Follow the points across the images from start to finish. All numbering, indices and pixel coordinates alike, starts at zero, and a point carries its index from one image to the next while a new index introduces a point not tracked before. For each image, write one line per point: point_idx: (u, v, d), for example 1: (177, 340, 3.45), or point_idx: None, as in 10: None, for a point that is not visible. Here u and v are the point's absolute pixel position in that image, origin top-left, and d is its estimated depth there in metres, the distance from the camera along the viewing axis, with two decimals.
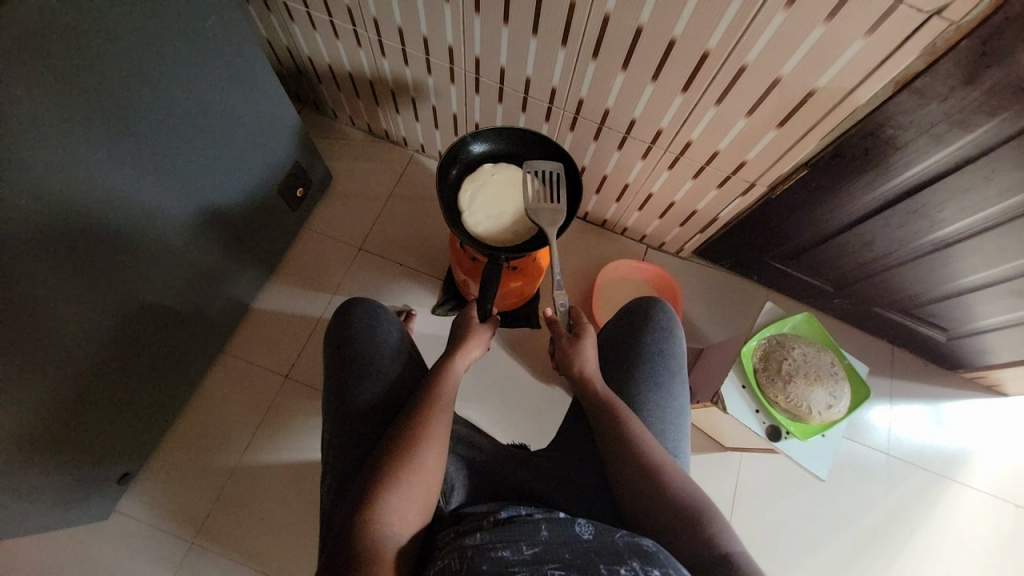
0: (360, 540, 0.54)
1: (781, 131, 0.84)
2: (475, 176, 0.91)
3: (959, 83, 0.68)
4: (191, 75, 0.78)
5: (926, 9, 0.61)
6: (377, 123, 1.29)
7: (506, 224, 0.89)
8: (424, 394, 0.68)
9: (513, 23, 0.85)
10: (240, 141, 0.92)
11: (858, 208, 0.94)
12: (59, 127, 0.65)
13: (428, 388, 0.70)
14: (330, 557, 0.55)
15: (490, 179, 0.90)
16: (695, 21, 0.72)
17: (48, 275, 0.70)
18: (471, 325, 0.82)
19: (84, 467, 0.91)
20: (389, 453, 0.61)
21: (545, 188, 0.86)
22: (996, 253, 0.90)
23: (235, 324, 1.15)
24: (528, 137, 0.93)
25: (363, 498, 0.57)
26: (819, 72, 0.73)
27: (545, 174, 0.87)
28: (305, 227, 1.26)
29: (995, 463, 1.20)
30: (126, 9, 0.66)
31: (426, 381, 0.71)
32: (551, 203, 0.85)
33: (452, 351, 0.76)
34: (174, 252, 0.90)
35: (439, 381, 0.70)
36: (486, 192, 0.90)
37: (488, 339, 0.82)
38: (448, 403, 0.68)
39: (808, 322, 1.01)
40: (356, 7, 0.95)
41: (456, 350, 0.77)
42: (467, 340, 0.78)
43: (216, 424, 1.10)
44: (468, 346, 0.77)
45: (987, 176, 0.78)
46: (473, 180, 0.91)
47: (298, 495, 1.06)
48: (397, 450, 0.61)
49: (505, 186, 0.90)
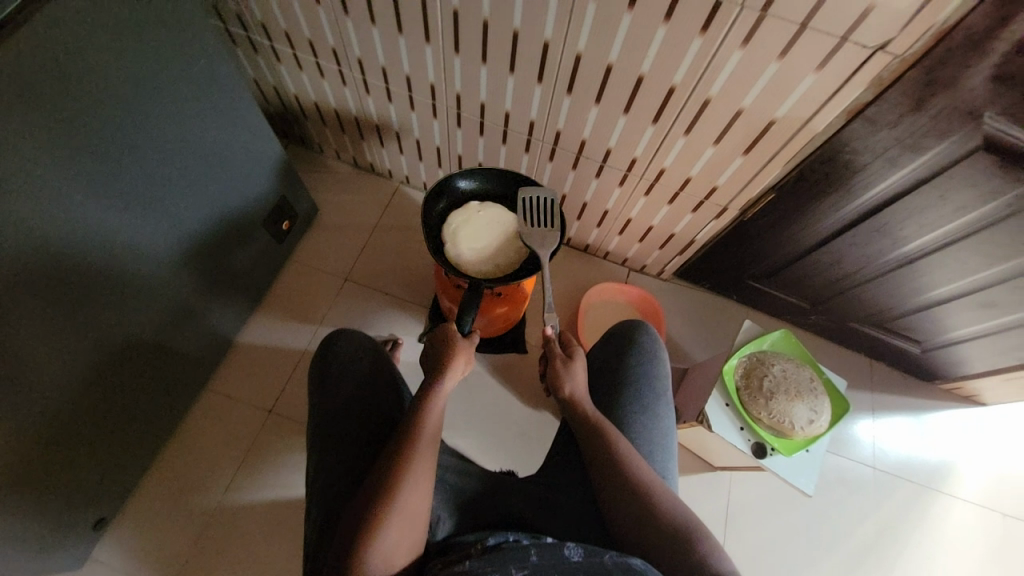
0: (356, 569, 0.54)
1: (747, 157, 0.89)
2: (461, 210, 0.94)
3: (906, 110, 0.73)
4: (178, 116, 0.81)
5: (869, 45, 0.66)
6: (362, 156, 1.32)
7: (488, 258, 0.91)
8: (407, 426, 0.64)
9: (490, 62, 0.89)
10: (225, 175, 0.95)
11: (826, 227, 0.99)
12: (43, 165, 0.67)
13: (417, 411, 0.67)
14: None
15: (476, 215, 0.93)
16: (660, 59, 0.77)
17: (26, 309, 0.70)
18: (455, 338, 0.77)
19: (58, 513, 0.88)
20: (374, 492, 0.58)
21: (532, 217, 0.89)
22: (959, 267, 0.95)
23: (218, 359, 1.14)
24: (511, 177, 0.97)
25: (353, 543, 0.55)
26: (778, 103, 0.78)
27: (543, 201, 0.90)
28: (290, 260, 1.27)
29: (978, 472, 1.22)
30: (111, 56, 0.69)
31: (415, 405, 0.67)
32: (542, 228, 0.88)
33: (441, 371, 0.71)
34: (155, 287, 0.90)
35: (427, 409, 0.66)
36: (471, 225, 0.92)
37: (472, 353, 0.77)
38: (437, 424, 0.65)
39: (785, 338, 1.03)
40: (340, 48, 0.99)
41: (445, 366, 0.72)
42: (455, 356, 0.73)
43: (198, 463, 1.07)
44: (456, 362, 0.73)
45: (942, 195, 0.83)
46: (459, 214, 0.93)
47: (283, 535, 1.03)
48: (382, 488, 0.59)
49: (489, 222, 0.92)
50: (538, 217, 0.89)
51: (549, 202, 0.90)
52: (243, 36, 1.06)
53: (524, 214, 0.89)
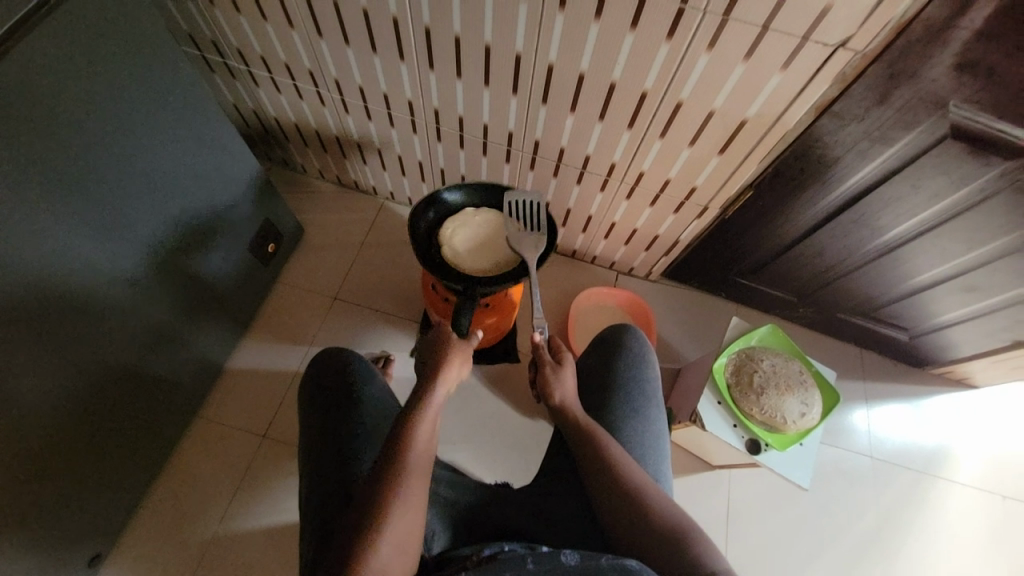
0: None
1: (723, 157, 0.90)
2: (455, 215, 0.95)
3: (873, 103, 0.75)
4: (156, 143, 0.81)
5: (830, 43, 0.68)
6: (346, 174, 1.33)
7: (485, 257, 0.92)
8: (398, 437, 0.63)
9: (465, 77, 0.90)
10: (207, 200, 0.95)
11: (806, 221, 1.00)
12: (22, 198, 0.67)
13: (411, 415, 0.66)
14: None
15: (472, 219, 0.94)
16: (630, 65, 0.78)
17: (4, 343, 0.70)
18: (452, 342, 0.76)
19: (51, 551, 0.86)
20: (363, 511, 0.57)
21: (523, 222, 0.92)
22: (939, 253, 0.96)
23: (208, 385, 1.13)
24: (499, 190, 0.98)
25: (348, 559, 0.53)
26: (748, 102, 0.79)
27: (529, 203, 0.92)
28: (278, 282, 1.27)
29: (975, 456, 1.22)
30: (85, 89, 0.69)
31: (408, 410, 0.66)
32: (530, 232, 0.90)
33: (434, 376, 0.70)
34: (140, 316, 0.90)
35: (425, 419, 0.65)
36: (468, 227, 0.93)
37: (467, 358, 0.76)
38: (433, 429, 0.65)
39: (773, 333, 1.04)
40: (317, 70, 1.00)
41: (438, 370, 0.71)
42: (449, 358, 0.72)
43: (192, 492, 1.06)
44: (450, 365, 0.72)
45: (915, 184, 0.84)
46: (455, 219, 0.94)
47: (281, 560, 1.02)
48: (377, 501, 0.57)
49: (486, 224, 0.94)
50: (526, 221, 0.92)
51: (534, 205, 0.92)
52: (220, 62, 1.07)
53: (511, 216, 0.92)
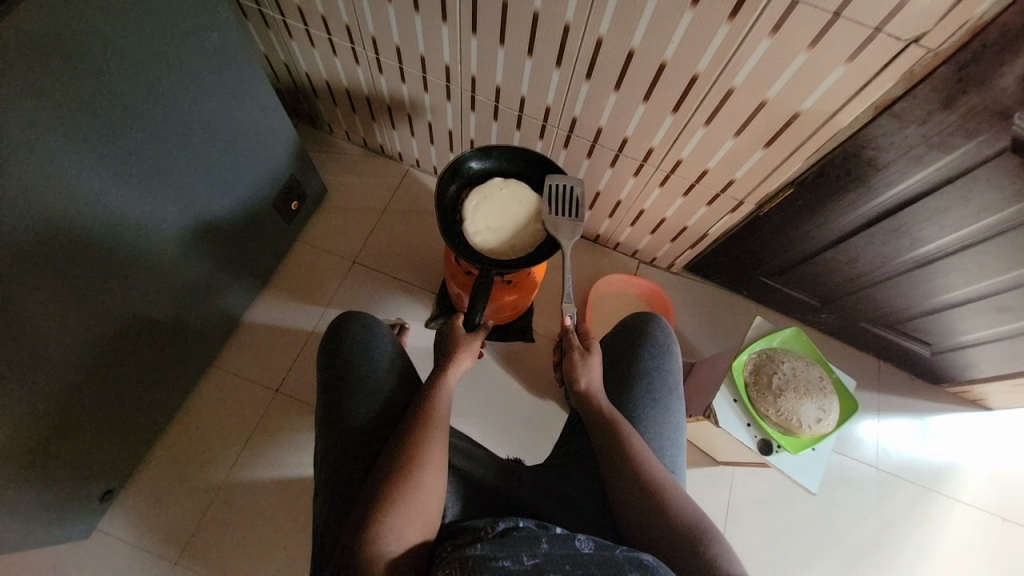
0: (364, 548, 0.56)
1: (768, 150, 0.87)
2: (481, 188, 0.92)
3: (937, 107, 0.71)
4: (191, 92, 0.80)
5: (904, 38, 0.64)
6: (373, 137, 1.31)
7: (506, 237, 0.90)
8: (417, 423, 0.67)
9: (509, 44, 0.87)
10: (236, 152, 0.94)
11: (842, 225, 0.97)
12: (37, 133, 0.65)
13: (424, 404, 0.71)
14: (340, 561, 0.57)
15: (499, 190, 0.92)
16: (683, 46, 0.75)
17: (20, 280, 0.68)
18: (461, 337, 0.81)
19: (69, 481, 0.89)
20: (382, 487, 0.61)
21: (556, 201, 0.88)
22: (977, 271, 0.93)
23: (225, 337, 1.14)
24: (523, 155, 0.95)
25: (363, 529, 0.58)
26: (804, 95, 0.76)
27: (567, 188, 0.89)
28: (299, 240, 1.26)
29: (982, 477, 1.21)
30: (124, 26, 0.68)
31: (423, 401, 0.71)
32: (566, 216, 0.87)
33: (444, 366, 0.76)
34: (165, 264, 0.90)
35: (433, 409, 0.69)
36: (491, 204, 0.91)
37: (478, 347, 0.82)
38: (444, 417, 0.69)
39: (796, 336, 1.03)
40: (355, 25, 0.97)
41: (447, 362, 0.77)
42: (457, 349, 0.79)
43: (204, 440, 1.08)
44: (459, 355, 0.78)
45: (965, 197, 0.81)
46: (480, 193, 0.92)
47: (285, 514, 1.04)
48: (395, 478, 0.61)
49: (511, 201, 0.91)
50: (561, 204, 0.88)
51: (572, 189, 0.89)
52: (255, 10, 1.04)
53: (546, 198, 0.88)
